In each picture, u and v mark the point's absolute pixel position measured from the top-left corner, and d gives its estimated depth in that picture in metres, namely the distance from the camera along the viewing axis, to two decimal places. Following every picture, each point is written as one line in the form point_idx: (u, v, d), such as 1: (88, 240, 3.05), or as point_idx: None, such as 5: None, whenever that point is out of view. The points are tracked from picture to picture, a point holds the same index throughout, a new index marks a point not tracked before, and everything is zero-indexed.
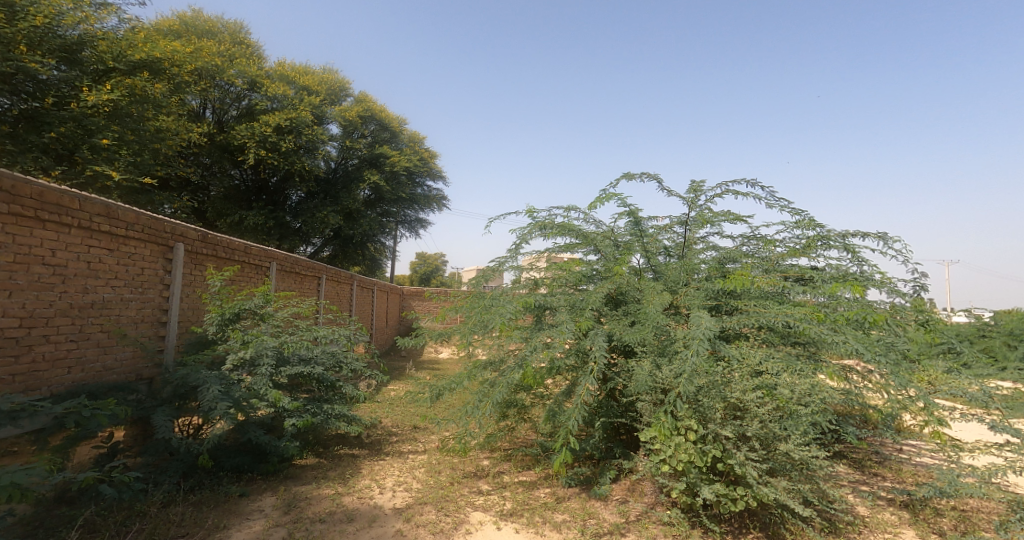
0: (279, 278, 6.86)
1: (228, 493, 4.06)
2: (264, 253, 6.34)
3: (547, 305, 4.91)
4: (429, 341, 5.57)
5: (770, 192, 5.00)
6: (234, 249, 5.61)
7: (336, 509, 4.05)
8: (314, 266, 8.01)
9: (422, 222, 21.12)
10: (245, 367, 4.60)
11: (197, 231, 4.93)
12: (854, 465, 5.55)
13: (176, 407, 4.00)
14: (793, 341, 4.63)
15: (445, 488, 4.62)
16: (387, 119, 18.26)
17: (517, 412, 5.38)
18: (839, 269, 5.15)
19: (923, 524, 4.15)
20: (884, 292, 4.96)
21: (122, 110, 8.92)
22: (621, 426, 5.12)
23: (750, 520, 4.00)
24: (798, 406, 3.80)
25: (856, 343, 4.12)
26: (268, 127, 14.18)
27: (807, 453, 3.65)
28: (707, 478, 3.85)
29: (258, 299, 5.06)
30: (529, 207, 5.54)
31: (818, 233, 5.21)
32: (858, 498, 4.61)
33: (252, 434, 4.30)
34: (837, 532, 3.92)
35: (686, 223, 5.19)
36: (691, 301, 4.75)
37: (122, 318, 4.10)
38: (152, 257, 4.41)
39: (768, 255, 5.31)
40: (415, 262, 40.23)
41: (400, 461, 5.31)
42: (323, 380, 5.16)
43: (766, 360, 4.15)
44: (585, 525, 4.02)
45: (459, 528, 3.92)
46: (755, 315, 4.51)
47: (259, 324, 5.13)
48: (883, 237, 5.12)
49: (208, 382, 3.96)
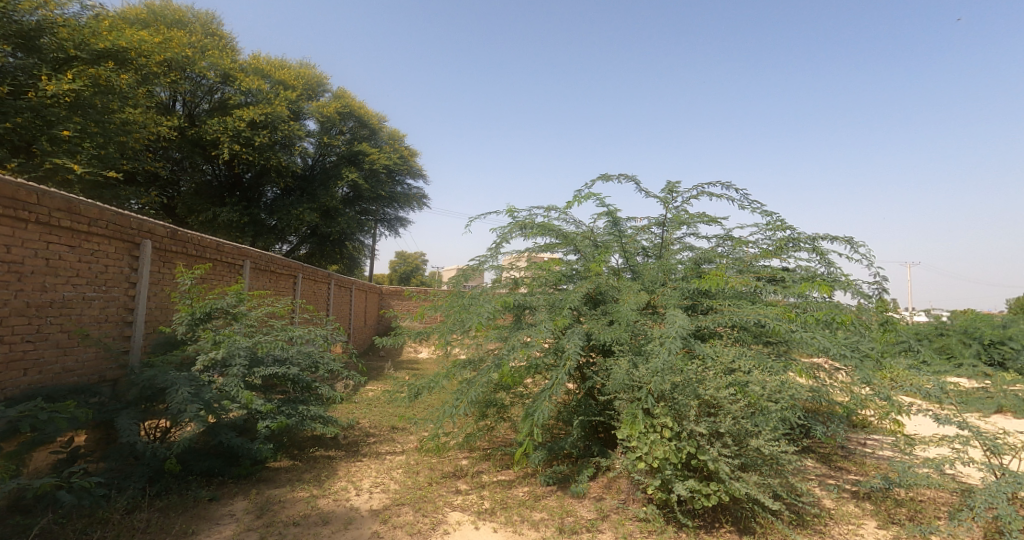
0: (253, 277, 6.70)
1: (197, 498, 3.96)
2: (237, 251, 6.17)
3: (526, 304, 4.95)
4: (407, 341, 5.51)
5: (743, 194, 5.24)
6: (205, 247, 5.47)
7: (310, 512, 3.99)
8: (289, 264, 7.84)
9: (401, 222, 20.83)
10: (217, 368, 4.50)
11: (166, 227, 4.80)
12: (821, 459, 5.77)
13: (142, 410, 3.88)
14: (765, 340, 4.81)
15: (422, 489, 4.60)
16: (365, 116, 18.04)
17: (497, 412, 5.37)
18: (808, 270, 5.32)
19: (883, 515, 4.34)
20: (849, 294, 5.15)
21: (85, 102, 8.62)
22: (599, 425, 5.24)
23: (722, 515, 4.12)
24: (769, 402, 3.92)
25: (824, 341, 4.32)
26: (242, 121, 13.77)
27: (776, 448, 3.77)
28: (681, 475, 3.94)
29: (231, 298, 4.93)
30: (510, 207, 5.55)
31: (789, 235, 5.36)
32: (824, 492, 4.80)
33: (224, 438, 4.21)
34: (804, 524, 4.08)
35: (663, 223, 5.29)
36: (667, 301, 4.82)
37: (83, 317, 3.95)
38: (118, 254, 4.27)
39: (741, 256, 5.44)
40: (394, 261, 40.05)
41: (378, 462, 5.25)
42: (299, 382, 5.09)
43: (738, 359, 4.28)
44: (562, 523, 4.07)
45: (437, 529, 3.90)
46: (729, 314, 4.65)
47: (232, 324, 4.99)
48: (850, 240, 5.33)
49: (176, 384, 3.87)
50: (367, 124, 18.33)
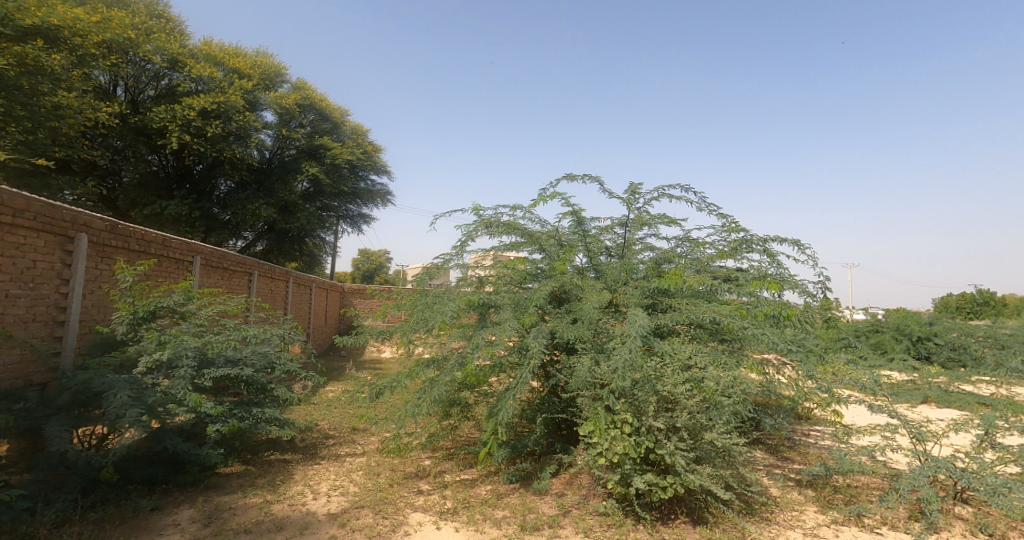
0: (204, 274, 6.37)
1: (137, 508, 3.73)
2: (186, 247, 5.86)
3: (491, 303, 4.94)
4: (369, 340, 5.40)
5: (701, 198, 5.37)
6: (149, 242, 5.15)
7: (263, 519, 3.84)
8: (244, 261, 7.51)
9: (365, 218, 20.30)
10: (161, 370, 4.26)
11: (104, 221, 4.49)
12: (770, 450, 6.08)
13: (75, 416, 3.62)
14: (720, 337, 4.98)
15: (383, 490, 4.52)
16: (326, 109, 17.52)
17: (460, 410, 5.34)
18: (760, 270, 5.57)
19: (823, 501, 4.63)
20: (796, 293, 5.44)
21: (10, 82, 7.91)
22: (562, 422, 5.33)
23: (677, 506, 4.26)
24: (722, 397, 4.11)
25: (771, 336, 4.60)
26: (192, 110, 13.01)
27: (728, 441, 3.95)
28: (639, 469, 4.06)
29: (178, 296, 4.67)
30: (475, 204, 5.54)
31: (742, 237, 5.61)
32: (772, 481, 5.07)
33: (168, 443, 3.99)
34: (752, 512, 4.29)
35: (626, 224, 5.41)
36: (629, 299, 4.95)
37: (7, 316, 3.64)
38: (48, 249, 3.96)
39: (699, 256, 5.65)
40: (358, 259, 39.19)
41: (337, 465, 5.12)
42: (253, 383, 4.88)
43: (694, 355, 4.45)
44: (524, 520, 4.10)
45: (398, 530, 3.85)
46: (687, 312, 4.84)
47: (179, 324, 4.72)
48: (798, 243, 5.63)
49: (115, 387, 3.63)
50: (328, 118, 17.80)
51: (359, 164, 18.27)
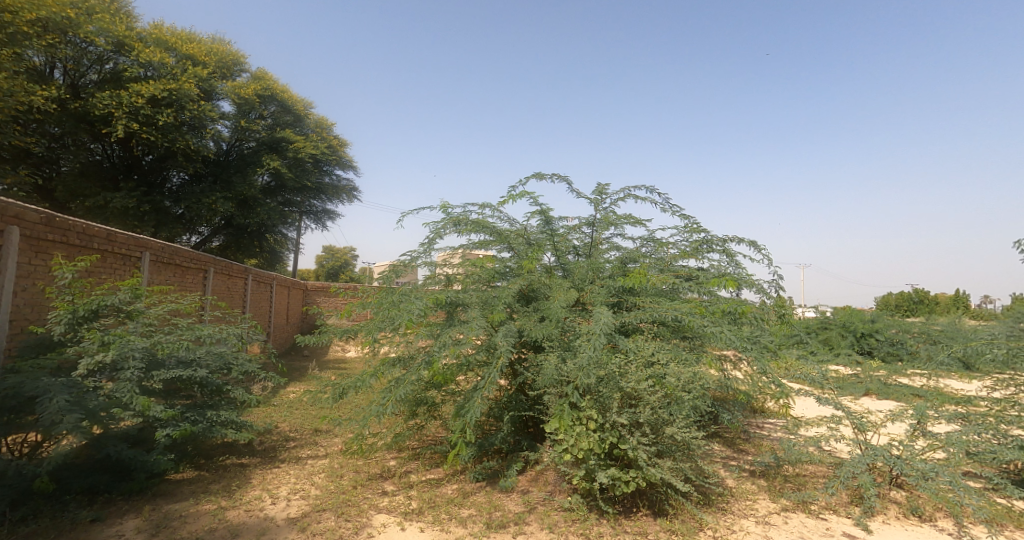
0: (153, 271, 6.02)
1: (76, 519, 3.49)
2: (133, 241, 5.52)
3: (458, 301, 4.89)
4: (333, 339, 5.25)
5: (665, 199, 5.57)
6: (91, 236, 4.83)
7: (217, 526, 3.68)
8: (198, 257, 7.15)
9: (329, 214, 19.77)
10: (105, 372, 3.98)
11: (39, 213, 4.18)
12: (727, 442, 6.32)
13: (5, 423, 3.34)
14: (682, 335, 5.12)
15: (346, 492, 4.42)
16: (288, 100, 16.96)
17: (427, 410, 5.29)
18: (719, 269, 5.78)
19: (775, 490, 4.85)
20: (753, 291, 5.68)
21: None
22: (528, 420, 5.34)
23: (639, 499, 4.35)
24: (682, 393, 4.21)
25: (729, 335, 4.74)
26: (140, 97, 12.24)
27: (688, 435, 4.07)
28: (604, 464, 4.13)
29: (125, 294, 4.39)
30: (444, 202, 5.48)
31: (703, 238, 5.80)
32: (728, 472, 5.28)
33: (112, 450, 3.76)
34: (710, 502, 4.45)
35: (593, 223, 5.48)
36: (595, 298, 5.03)
37: None
38: None
39: (662, 256, 5.80)
40: (324, 258, 38.06)
41: (297, 468, 4.96)
42: (207, 385, 4.65)
43: (657, 352, 4.56)
44: (490, 517, 4.10)
45: (361, 533, 3.78)
46: (651, 310, 4.95)
47: (125, 324, 4.43)
48: (754, 244, 5.86)
49: (51, 392, 3.38)
50: (290, 110, 17.25)
51: (324, 158, 17.81)
